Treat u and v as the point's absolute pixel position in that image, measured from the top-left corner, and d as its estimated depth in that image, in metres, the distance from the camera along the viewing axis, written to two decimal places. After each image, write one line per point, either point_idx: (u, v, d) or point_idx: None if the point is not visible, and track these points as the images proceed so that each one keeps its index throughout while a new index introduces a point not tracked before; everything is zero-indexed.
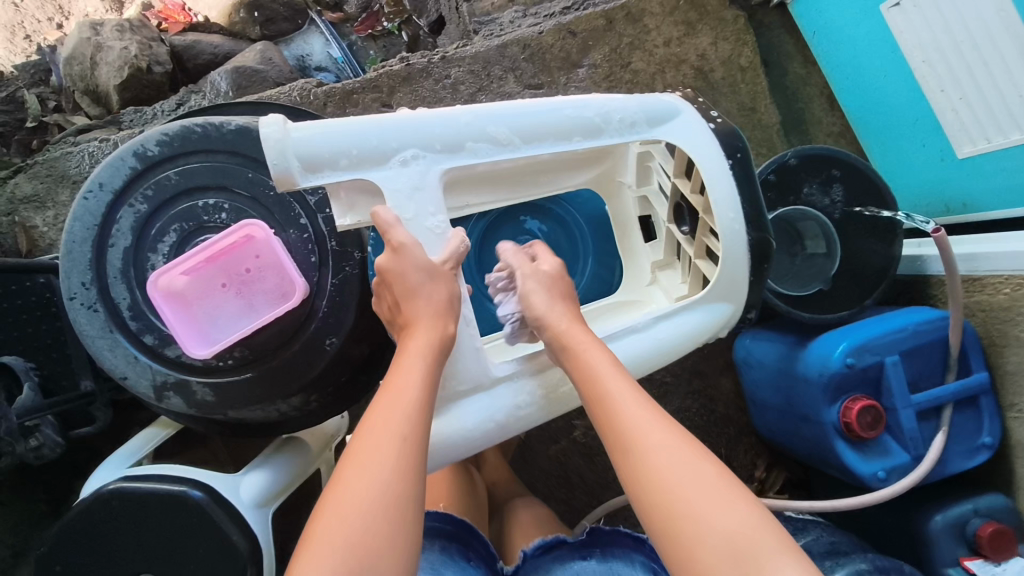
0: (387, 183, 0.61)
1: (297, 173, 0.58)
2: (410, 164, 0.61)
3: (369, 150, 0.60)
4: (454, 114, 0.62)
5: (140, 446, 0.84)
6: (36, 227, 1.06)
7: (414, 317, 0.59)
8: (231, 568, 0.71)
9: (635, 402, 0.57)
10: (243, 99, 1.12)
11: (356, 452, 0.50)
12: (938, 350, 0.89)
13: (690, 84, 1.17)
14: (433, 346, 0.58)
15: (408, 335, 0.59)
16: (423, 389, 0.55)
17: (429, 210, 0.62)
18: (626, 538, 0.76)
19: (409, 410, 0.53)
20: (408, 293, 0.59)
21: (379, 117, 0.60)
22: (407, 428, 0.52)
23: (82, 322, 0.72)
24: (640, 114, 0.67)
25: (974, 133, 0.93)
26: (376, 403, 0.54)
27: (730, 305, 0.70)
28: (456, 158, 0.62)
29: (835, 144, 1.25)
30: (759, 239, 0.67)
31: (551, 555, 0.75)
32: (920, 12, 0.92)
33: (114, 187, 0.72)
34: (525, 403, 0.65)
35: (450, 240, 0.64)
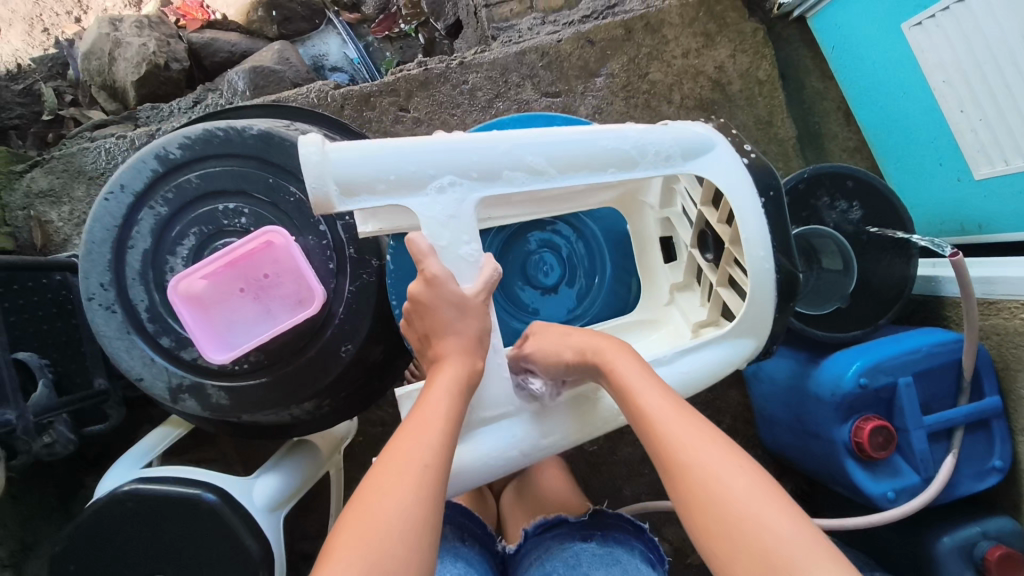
0: (421, 210, 0.61)
1: (334, 198, 0.59)
2: (446, 191, 0.62)
3: (407, 176, 0.60)
4: (491, 142, 0.62)
5: (152, 446, 0.84)
6: (52, 222, 1.07)
7: (444, 350, 0.60)
8: (243, 572, 0.72)
9: (670, 411, 0.57)
10: (261, 99, 1.12)
11: (381, 477, 0.50)
12: (952, 372, 0.89)
13: (707, 96, 1.17)
14: (459, 377, 0.59)
15: (437, 369, 0.60)
16: (446, 418, 0.55)
17: (463, 238, 0.63)
18: (627, 525, 0.77)
19: (432, 439, 0.53)
20: (438, 328, 0.60)
21: (415, 140, 0.60)
22: (429, 456, 0.52)
23: (99, 323, 0.73)
24: (676, 147, 0.67)
25: (992, 155, 0.92)
26: (400, 432, 0.54)
27: (752, 341, 0.70)
28: (490, 185, 0.63)
29: (850, 159, 1.25)
30: (789, 277, 0.67)
31: (552, 533, 0.78)
32: (943, 32, 0.91)
33: (134, 189, 0.72)
34: (548, 432, 0.66)
35: (483, 267, 0.64)
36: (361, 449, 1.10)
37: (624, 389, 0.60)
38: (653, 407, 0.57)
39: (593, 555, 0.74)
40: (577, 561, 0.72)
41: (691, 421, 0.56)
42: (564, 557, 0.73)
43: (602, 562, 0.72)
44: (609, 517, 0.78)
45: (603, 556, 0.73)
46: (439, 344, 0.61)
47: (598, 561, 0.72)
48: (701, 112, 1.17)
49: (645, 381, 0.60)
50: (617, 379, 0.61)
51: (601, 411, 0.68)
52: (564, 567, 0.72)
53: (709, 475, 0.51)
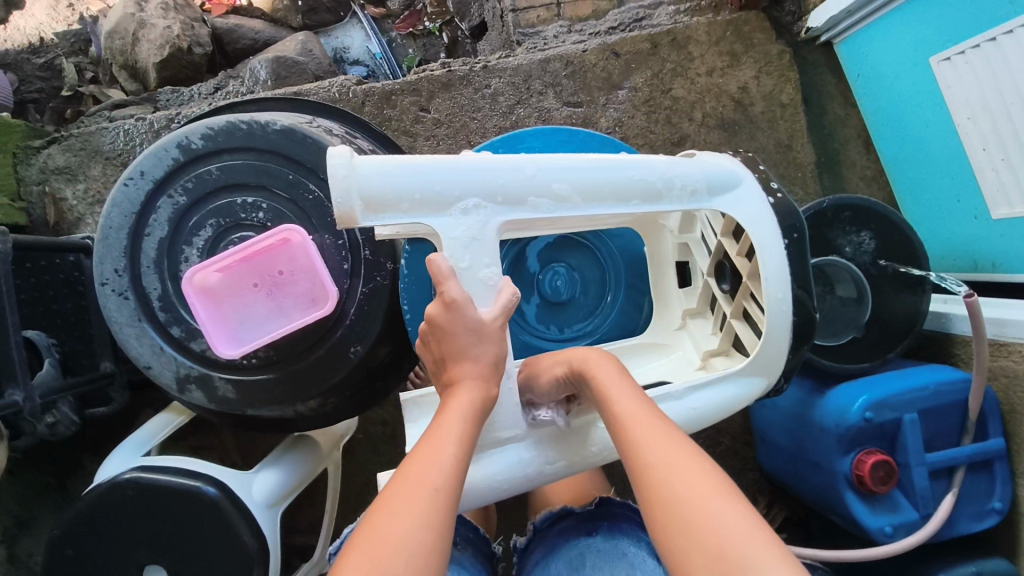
0: (445, 230, 0.61)
1: (358, 213, 0.59)
2: (470, 213, 0.62)
3: (432, 196, 0.60)
4: (519, 165, 0.62)
5: (152, 435, 0.83)
6: (66, 200, 1.06)
7: (461, 373, 0.60)
8: (238, 566, 0.72)
9: (643, 416, 0.56)
10: (282, 91, 1.10)
11: (390, 499, 0.50)
12: (957, 412, 0.89)
13: (728, 115, 1.17)
14: (473, 405, 0.59)
15: (451, 391, 0.60)
16: (459, 441, 0.55)
17: (484, 260, 0.63)
18: (634, 513, 0.79)
19: (445, 463, 0.53)
20: (456, 352, 0.61)
21: (446, 159, 0.61)
22: (440, 479, 0.52)
23: (111, 309, 0.73)
24: (703, 182, 0.67)
25: (1012, 196, 0.91)
26: (414, 453, 0.54)
27: (763, 380, 0.70)
28: (516, 210, 0.63)
29: (867, 187, 1.24)
30: (804, 319, 0.68)
31: (557, 528, 0.80)
32: (972, 69, 0.91)
33: (155, 177, 0.72)
34: (554, 459, 0.66)
35: (500, 292, 0.63)
36: (360, 445, 1.11)
37: (603, 395, 0.60)
38: (628, 412, 0.57)
39: (598, 550, 0.76)
40: (581, 559, 0.75)
41: (663, 426, 0.55)
42: (569, 556, 0.76)
43: (607, 556, 0.75)
44: (613, 507, 0.80)
45: (608, 551, 0.75)
46: (455, 368, 0.61)
47: (604, 557, 0.74)
48: (722, 131, 1.17)
49: (626, 390, 0.60)
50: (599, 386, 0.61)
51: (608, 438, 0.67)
52: (568, 568, 0.74)
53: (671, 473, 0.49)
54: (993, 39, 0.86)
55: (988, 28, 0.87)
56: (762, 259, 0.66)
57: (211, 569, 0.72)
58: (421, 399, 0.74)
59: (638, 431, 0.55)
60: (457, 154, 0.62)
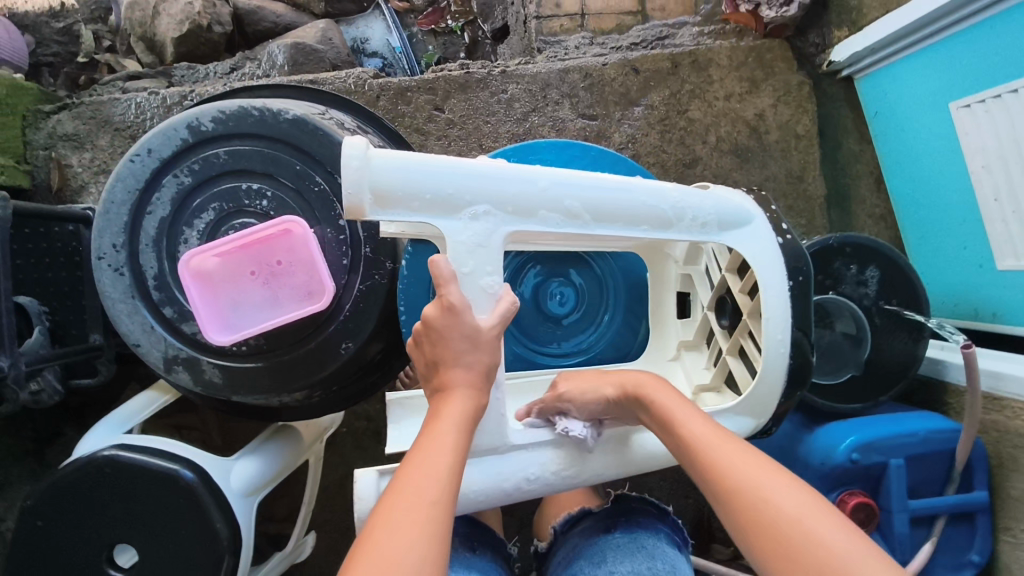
0: (451, 233, 0.61)
1: (367, 206, 0.58)
2: (479, 220, 0.61)
3: (442, 198, 0.59)
4: (531, 178, 0.62)
5: (135, 413, 0.83)
6: (71, 167, 1.06)
7: (451, 379, 0.59)
8: (208, 554, 0.71)
9: (715, 437, 0.58)
10: (298, 77, 1.10)
11: (386, 514, 0.49)
12: (944, 460, 0.88)
13: (743, 141, 1.16)
14: (463, 412, 0.58)
15: (441, 399, 0.59)
16: (452, 451, 0.55)
17: (487, 268, 0.62)
18: (650, 509, 0.80)
19: (439, 475, 0.53)
20: (447, 357, 0.60)
21: (459, 163, 0.60)
22: (436, 492, 0.52)
23: (105, 283, 0.72)
24: (713, 216, 0.67)
25: (1020, 249, 0.90)
26: (407, 465, 0.54)
27: (751, 421, 0.69)
28: (524, 223, 0.62)
29: (875, 226, 1.23)
30: (800, 365, 0.67)
31: (579, 528, 0.80)
32: (991, 118, 0.90)
33: (162, 155, 0.71)
34: (534, 476, 0.65)
35: (499, 301, 0.63)
36: (343, 439, 1.10)
37: (670, 418, 0.62)
38: (700, 434, 0.59)
39: (620, 546, 0.74)
40: (603, 555, 0.73)
41: (736, 444, 0.57)
42: (591, 552, 0.74)
43: (627, 552, 0.72)
44: (628, 502, 0.80)
45: (628, 545, 0.74)
46: (445, 372, 0.60)
47: (626, 550, 0.73)
48: (734, 157, 1.16)
49: (689, 411, 0.62)
50: (662, 410, 0.63)
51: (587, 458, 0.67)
52: (591, 565, 0.73)
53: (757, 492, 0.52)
54: (1016, 91, 0.85)
55: (1011, 80, 0.86)
56: (764, 299, 0.65)
57: (180, 553, 0.71)
58: (406, 400, 0.73)
59: (712, 450, 0.57)
60: (469, 158, 0.61)
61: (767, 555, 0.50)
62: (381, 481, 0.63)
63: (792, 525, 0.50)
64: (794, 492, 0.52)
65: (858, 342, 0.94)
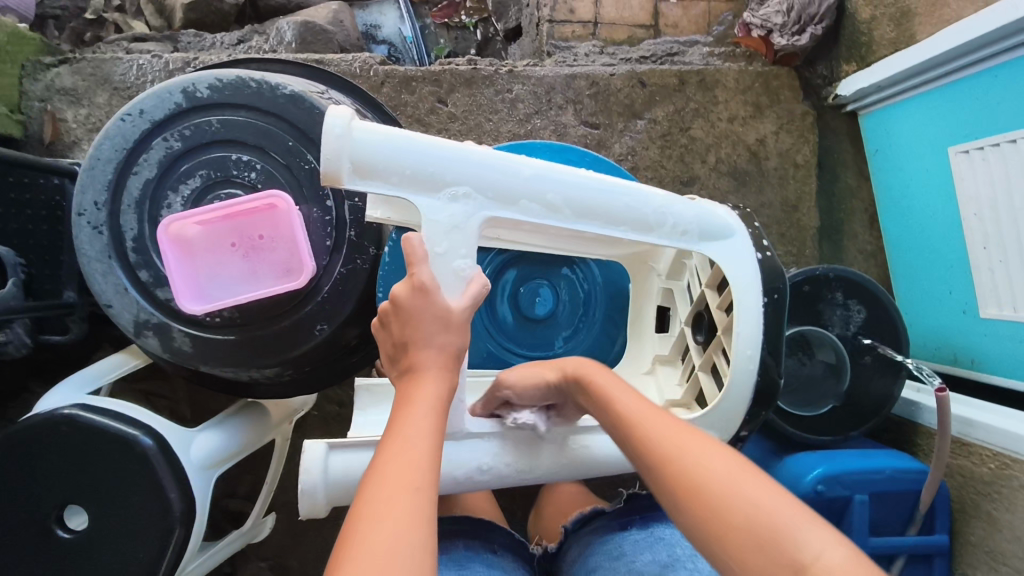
0: (429, 211, 0.61)
1: (345, 174, 0.59)
2: (459, 200, 0.62)
3: (423, 174, 0.60)
4: (516, 167, 0.63)
5: (103, 373, 0.81)
6: (65, 122, 1.05)
7: (421, 361, 0.58)
8: (158, 523, 0.70)
9: (648, 413, 0.57)
10: (304, 56, 1.09)
11: (372, 504, 0.48)
12: (908, 500, 0.88)
13: (742, 164, 1.16)
14: (438, 394, 0.58)
15: (413, 380, 0.58)
16: (432, 437, 0.55)
17: (460, 251, 0.62)
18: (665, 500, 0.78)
19: (421, 461, 0.52)
20: (416, 339, 0.58)
21: (446, 143, 0.61)
22: (421, 478, 0.51)
23: (83, 240, 0.71)
24: (694, 226, 0.68)
25: (1003, 298, 0.91)
26: (385, 451, 0.53)
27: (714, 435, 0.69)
28: (504, 209, 0.63)
29: (865, 262, 1.24)
30: (766, 386, 0.68)
31: (592, 527, 0.79)
32: (987, 167, 0.90)
33: (153, 118, 0.70)
34: (487, 467, 0.65)
35: (468, 284, 0.62)
36: (312, 422, 1.09)
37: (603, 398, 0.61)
38: (634, 410, 0.58)
39: (636, 542, 0.74)
40: (621, 549, 0.73)
41: (667, 420, 0.56)
42: (607, 548, 0.74)
43: (643, 547, 0.72)
44: (643, 500, 0.79)
45: (646, 538, 0.74)
46: (415, 353, 0.58)
47: (642, 545, 0.73)
48: (732, 179, 1.16)
49: (623, 390, 0.61)
50: (598, 390, 0.61)
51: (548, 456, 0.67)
52: (609, 559, 0.72)
53: (694, 465, 0.51)
54: (1012, 142, 0.86)
55: (1011, 129, 0.86)
56: (736, 313, 0.66)
57: (130, 520, 0.70)
58: (375, 387, 0.74)
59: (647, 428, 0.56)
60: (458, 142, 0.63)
61: (701, 528, 0.49)
62: (328, 455, 0.62)
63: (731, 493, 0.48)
64: (732, 462, 0.50)
65: (839, 370, 0.95)
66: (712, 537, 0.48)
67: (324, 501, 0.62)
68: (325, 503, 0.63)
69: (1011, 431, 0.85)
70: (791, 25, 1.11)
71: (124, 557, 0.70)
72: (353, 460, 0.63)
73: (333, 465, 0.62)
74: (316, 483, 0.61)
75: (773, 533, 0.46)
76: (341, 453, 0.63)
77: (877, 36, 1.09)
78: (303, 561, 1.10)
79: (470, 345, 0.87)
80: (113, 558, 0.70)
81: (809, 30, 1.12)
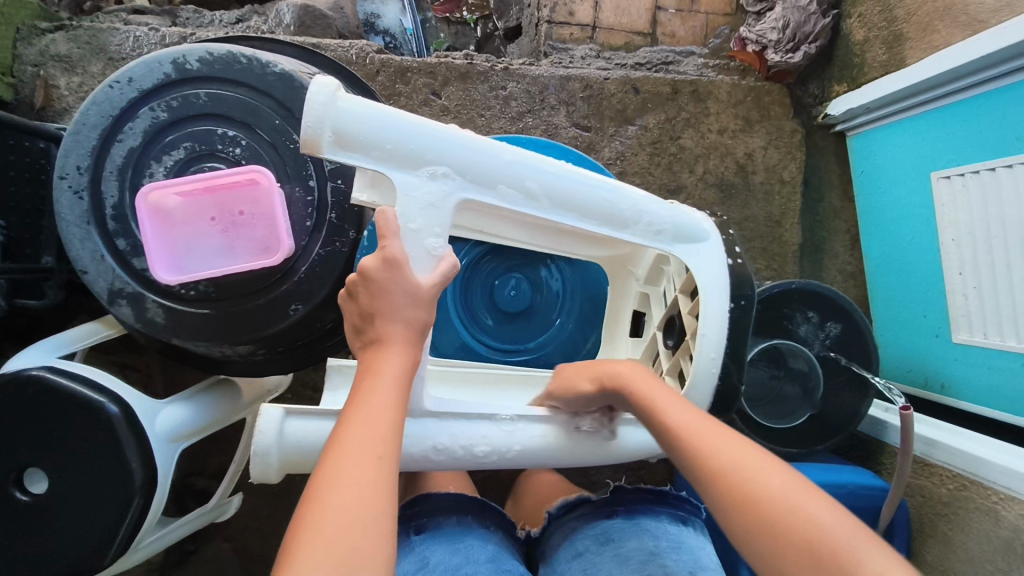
0: (406, 187, 0.62)
1: (325, 142, 0.60)
2: (438, 179, 0.63)
3: (405, 150, 0.61)
4: (498, 153, 0.64)
5: (76, 339, 0.81)
6: (57, 88, 1.05)
7: (389, 333, 0.59)
8: (119, 491, 0.70)
9: (699, 423, 0.58)
10: (301, 39, 1.10)
11: (333, 474, 0.50)
12: (867, 517, 0.89)
13: (728, 177, 1.18)
14: (403, 366, 0.58)
15: (379, 351, 0.58)
16: (394, 406, 0.56)
17: (433, 229, 0.63)
18: (648, 494, 0.79)
19: (384, 431, 0.54)
20: (385, 311, 0.59)
21: (432, 123, 0.62)
22: (382, 447, 0.53)
23: (62, 204, 0.70)
24: (670, 227, 0.69)
25: (975, 324, 0.92)
26: (349, 420, 0.54)
27: None
28: (482, 193, 0.64)
29: (844, 282, 1.25)
30: (727, 389, 0.70)
31: (575, 514, 0.79)
32: (967, 194, 0.91)
33: (141, 86, 0.70)
34: (443, 450, 0.65)
35: (440, 262, 0.63)
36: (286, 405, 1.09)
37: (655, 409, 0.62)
38: (683, 422, 0.59)
39: (620, 531, 0.74)
40: (608, 536, 0.73)
41: (720, 431, 0.57)
42: (595, 533, 0.74)
43: (631, 536, 0.73)
44: (629, 493, 0.78)
45: (631, 529, 0.74)
46: (382, 325, 0.59)
47: (629, 532, 0.73)
48: (718, 191, 1.18)
49: (676, 404, 0.62)
50: (650, 402, 0.63)
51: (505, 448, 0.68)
52: (596, 544, 0.73)
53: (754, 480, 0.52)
54: (993, 169, 0.87)
55: (990, 157, 0.87)
56: (703, 315, 0.68)
57: (91, 487, 0.70)
58: (346, 367, 0.73)
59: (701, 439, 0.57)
60: (443, 124, 0.64)
61: (766, 544, 0.49)
62: (285, 420, 0.63)
63: (799, 512, 0.49)
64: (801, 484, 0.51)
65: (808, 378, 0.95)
66: (772, 555, 0.49)
67: (276, 465, 0.63)
68: (277, 468, 0.63)
69: (968, 453, 0.87)
70: (785, 42, 1.14)
71: (82, 525, 0.70)
72: (312, 426, 0.63)
73: (289, 430, 0.63)
74: (270, 443, 0.62)
75: (839, 555, 0.46)
76: (297, 420, 0.63)
77: (870, 58, 1.11)
78: (267, 543, 1.10)
79: (442, 337, 0.88)
80: (70, 525, 0.70)
81: (803, 48, 1.15)
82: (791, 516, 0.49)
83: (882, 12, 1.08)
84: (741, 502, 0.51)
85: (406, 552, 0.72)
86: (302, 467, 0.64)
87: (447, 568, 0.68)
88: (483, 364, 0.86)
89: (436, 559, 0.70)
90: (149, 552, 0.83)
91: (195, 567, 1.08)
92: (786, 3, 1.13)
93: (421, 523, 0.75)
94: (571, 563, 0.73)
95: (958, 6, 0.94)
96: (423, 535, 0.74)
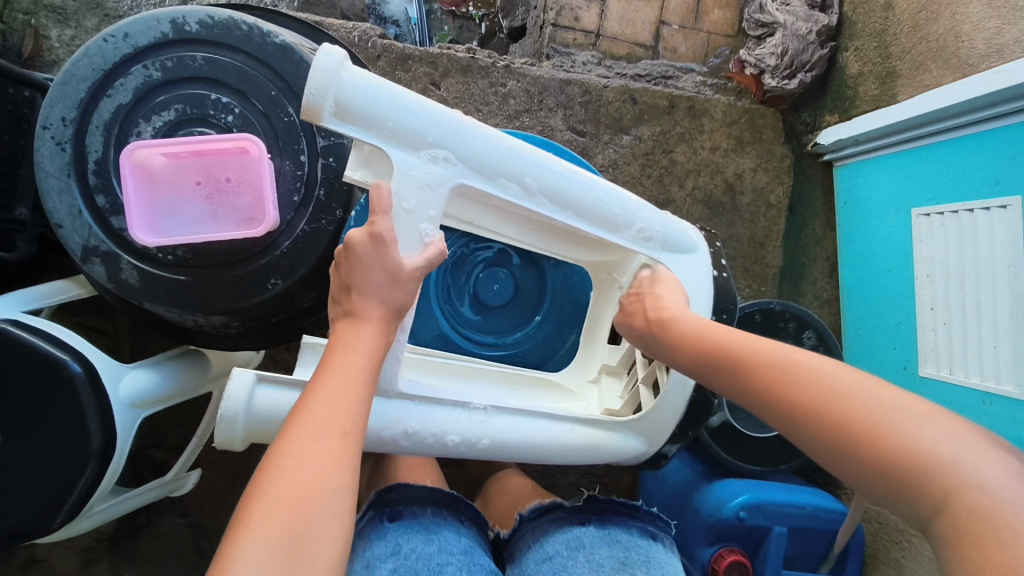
0: (405, 166, 0.62)
1: (326, 112, 0.59)
2: (438, 162, 0.63)
3: (406, 129, 0.61)
4: (501, 142, 0.64)
5: (46, 295, 0.79)
6: (48, 39, 1.02)
7: (366, 312, 0.59)
8: (74, 455, 0.68)
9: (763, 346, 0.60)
10: (304, 16, 1.10)
11: (292, 443, 0.50)
12: (823, 541, 0.91)
13: (716, 196, 1.19)
14: (378, 346, 0.58)
15: (353, 327, 0.58)
16: (361, 382, 0.55)
17: (427, 212, 0.63)
18: (621, 507, 0.79)
19: (350, 405, 0.53)
20: (362, 286, 0.59)
21: (437, 106, 0.63)
22: (346, 422, 0.52)
23: (41, 154, 0.68)
24: (659, 234, 0.73)
25: (941, 359, 0.94)
26: (315, 392, 0.53)
27: (643, 441, 0.76)
28: (481, 182, 0.65)
29: (819, 308, 1.27)
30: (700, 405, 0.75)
31: (547, 518, 0.78)
32: (944, 231, 0.93)
33: (137, 43, 0.68)
34: (414, 435, 0.65)
35: (428, 247, 0.63)
36: None
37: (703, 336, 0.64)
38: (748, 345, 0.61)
39: (593, 540, 0.74)
40: (580, 541, 0.74)
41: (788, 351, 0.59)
42: (567, 538, 0.74)
43: (604, 544, 0.73)
44: (602, 503, 0.79)
45: (603, 538, 0.74)
46: (360, 301, 0.58)
47: (601, 541, 0.74)
48: (706, 208, 1.19)
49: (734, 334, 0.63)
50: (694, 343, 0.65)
51: (471, 439, 0.67)
52: (568, 549, 0.72)
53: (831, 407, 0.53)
54: (971, 210, 0.89)
55: (968, 199, 0.90)
56: None
57: (43, 447, 0.68)
58: (319, 345, 0.71)
59: (771, 368, 0.58)
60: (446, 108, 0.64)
61: (856, 457, 0.51)
62: (256, 388, 0.62)
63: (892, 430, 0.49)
64: (892, 397, 0.51)
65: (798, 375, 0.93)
66: (867, 464, 0.50)
67: (240, 433, 0.62)
68: (242, 437, 0.63)
69: None
70: (783, 68, 1.17)
71: (31, 484, 0.68)
72: (281, 397, 0.62)
73: (258, 398, 0.62)
74: (237, 411, 0.61)
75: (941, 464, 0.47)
76: (267, 388, 0.62)
77: (862, 92, 1.14)
78: (221, 523, 1.07)
79: (424, 323, 0.89)
80: (19, 484, 0.68)
81: (799, 76, 1.17)
82: (882, 436, 0.50)
83: (877, 48, 1.11)
84: (825, 424, 0.53)
85: (376, 536, 0.71)
86: (267, 437, 0.64)
87: (422, 557, 0.67)
88: (462, 357, 0.85)
89: (409, 547, 0.69)
90: (99, 521, 0.81)
91: (146, 541, 1.05)
92: (787, 30, 1.15)
93: (394, 510, 0.74)
94: (541, 565, 0.72)
95: (950, 48, 0.97)
96: (396, 522, 0.72)
